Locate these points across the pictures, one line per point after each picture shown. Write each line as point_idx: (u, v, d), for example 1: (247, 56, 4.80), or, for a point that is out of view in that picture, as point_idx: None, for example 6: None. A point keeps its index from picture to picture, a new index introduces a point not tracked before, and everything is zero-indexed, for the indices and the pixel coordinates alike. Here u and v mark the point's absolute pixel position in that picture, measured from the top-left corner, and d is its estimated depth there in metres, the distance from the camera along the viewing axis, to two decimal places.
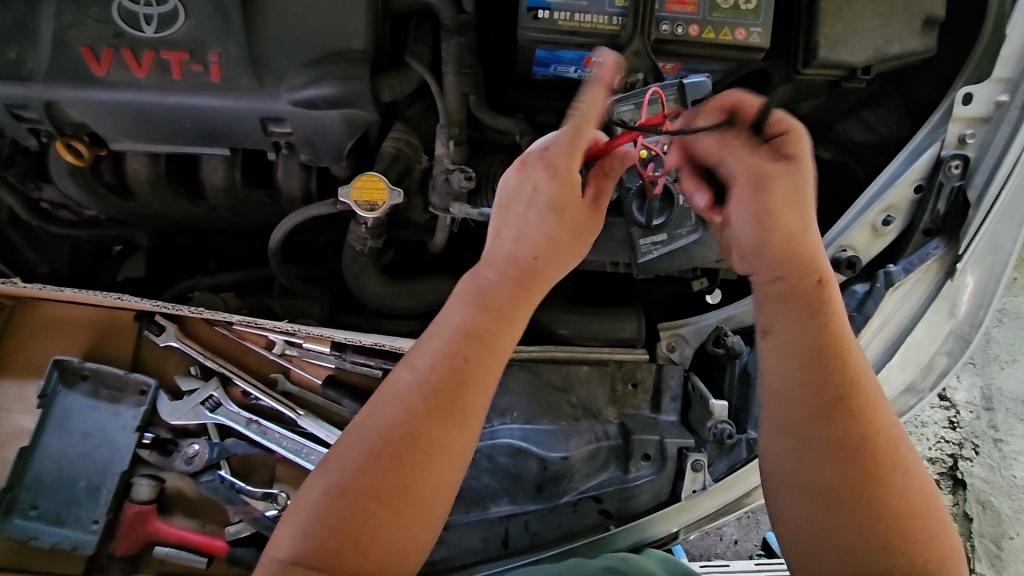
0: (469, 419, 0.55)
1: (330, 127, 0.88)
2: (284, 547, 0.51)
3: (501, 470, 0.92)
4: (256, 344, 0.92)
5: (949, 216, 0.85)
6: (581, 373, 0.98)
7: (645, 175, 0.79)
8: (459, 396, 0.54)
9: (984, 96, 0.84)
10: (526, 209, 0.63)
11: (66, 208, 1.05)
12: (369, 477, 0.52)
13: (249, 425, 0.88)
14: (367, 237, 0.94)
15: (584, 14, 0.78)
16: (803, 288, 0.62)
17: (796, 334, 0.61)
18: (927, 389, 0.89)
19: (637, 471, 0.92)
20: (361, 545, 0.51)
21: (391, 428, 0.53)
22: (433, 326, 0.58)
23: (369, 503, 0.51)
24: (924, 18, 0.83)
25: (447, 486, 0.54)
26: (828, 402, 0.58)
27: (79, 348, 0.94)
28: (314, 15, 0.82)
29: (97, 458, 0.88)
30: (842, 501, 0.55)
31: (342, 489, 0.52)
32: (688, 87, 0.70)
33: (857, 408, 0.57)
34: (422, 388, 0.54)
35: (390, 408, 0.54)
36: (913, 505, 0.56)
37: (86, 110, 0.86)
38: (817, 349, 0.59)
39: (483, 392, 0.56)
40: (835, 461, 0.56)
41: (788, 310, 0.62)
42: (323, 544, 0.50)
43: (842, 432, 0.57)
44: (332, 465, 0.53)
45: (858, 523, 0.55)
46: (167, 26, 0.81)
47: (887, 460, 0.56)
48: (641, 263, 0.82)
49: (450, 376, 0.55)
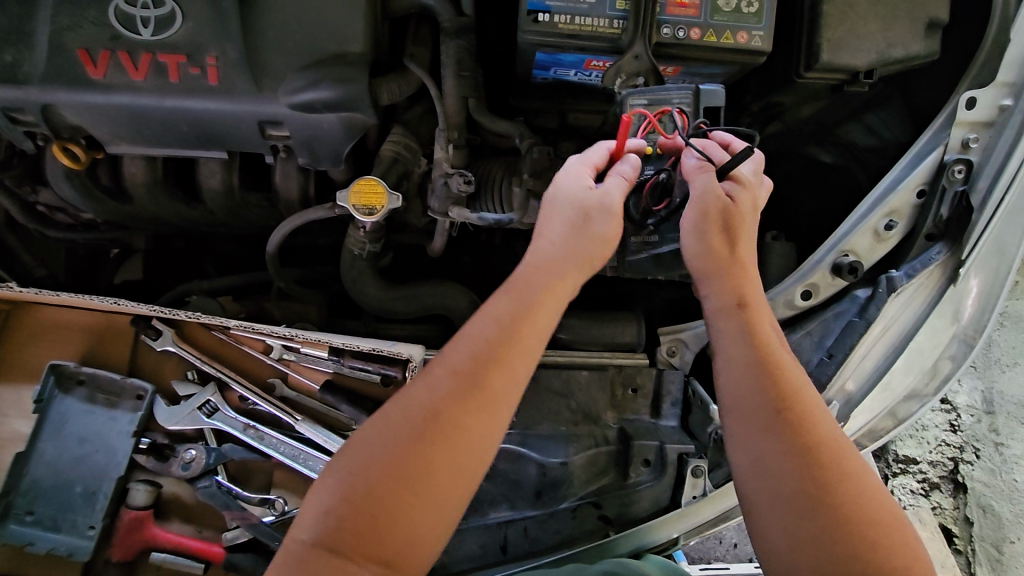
0: (487, 416, 0.55)
1: (329, 130, 0.88)
2: (307, 528, 0.52)
3: (501, 475, 0.92)
4: (254, 348, 0.91)
5: (953, 220, 0.84)
6: (582, 378, 0.97)
7: (647, 174, 0.76)
8: (481, 382, 0.56)
9: (988, 100, 0.83)
10: (558, 209, 0.68)
11: (63, 212, 1.05)
12: (392, 452, 0.53)
13: (247, 430, 0.87)
14: (366, 241, 0.93)
15: (585, 18, 0.78)
16: (735, 308, 0.67)
17: (734, 351, 0.65)
18: (931, 394, 0.90)
19: (638, 477, 0.91)
20: (374, 534, 0.51)
21: (419, 406, 0.55)
22: (473, 323, 0.60)
23: (389, 478, 0.52)
24: (928, 21, 0.82)
25: (459, 484, 0.54)
26: (770, 410, 0.61)
27: (75, 352, 0.93)
28: (312, 17, 0.81)
29: (94, 463, 0.87)
30: (810, 504, 0.56)
31: (363, 468, 0.53)
32: (701, 93, 0.76)
33: (798, 413, 0.60)
34: (450, 368, 0.57)
35: (421, 391, 0.56)
36: (871, 502, 0.57)
37: (82, 113, 0.85)
38: (755, 361, 0.63)
39: (507, 392, 0.57)
40: (792, 467, 0.58)
41: (727, 331, 0.66)
42: (340, 530, 0.51)
43: (792, 436, 0.59)
44: (349, 454, 0.55)
45: (818, 522, 0.55)
46: (165, 28, 0.80)
47: (842, 465, 0.58)
48: (626, 260, 0.80)
49: (474, 372, 0.56)
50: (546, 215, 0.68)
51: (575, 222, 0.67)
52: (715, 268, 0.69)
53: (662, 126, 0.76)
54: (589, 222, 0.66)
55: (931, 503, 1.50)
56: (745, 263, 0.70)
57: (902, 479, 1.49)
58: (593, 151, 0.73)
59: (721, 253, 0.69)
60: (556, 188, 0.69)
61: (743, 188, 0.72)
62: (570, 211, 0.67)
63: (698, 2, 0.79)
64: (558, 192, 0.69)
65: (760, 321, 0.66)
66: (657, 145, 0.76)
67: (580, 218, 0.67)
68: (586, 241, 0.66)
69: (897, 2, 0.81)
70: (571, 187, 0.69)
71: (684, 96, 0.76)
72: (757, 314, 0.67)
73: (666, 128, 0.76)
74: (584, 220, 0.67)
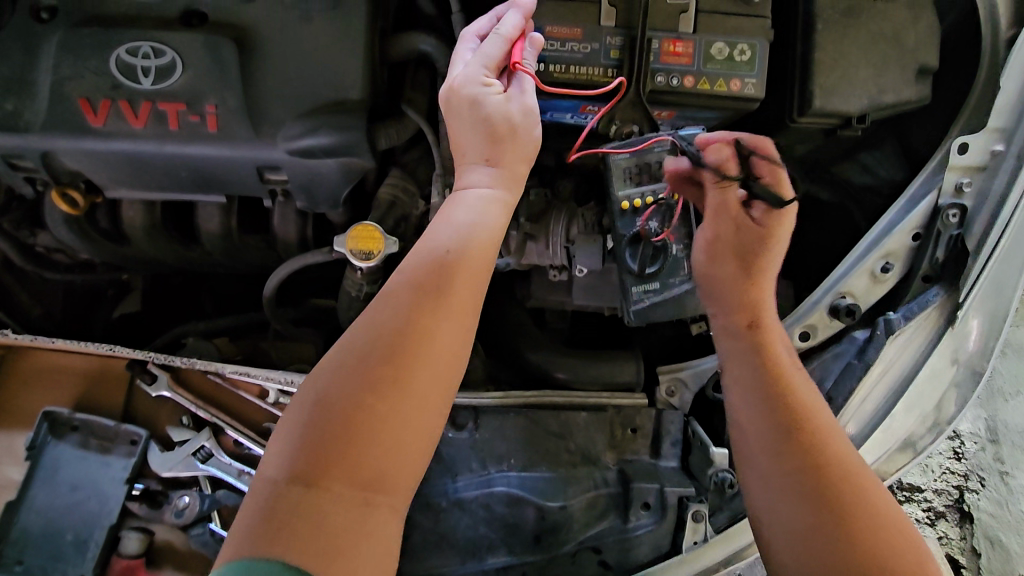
0: (444, 326, 0.57)
1: (327, 175, 0.88)
2: (273, 465, 0.52)
3: (498, 519, 0.90)
4: (249, 392, 0.91)
5: (949, 261, 0.84)
6: (581, 419, 0.97)
7: (640, 224, 0.78)
8: (439, 292, 0.58)
9: (980, 145, 0.83)
10: (463, 122, 0.67)
11: (61, 252, 1.06)
12: (368, 367, 0.54)
13: (241, 476, 0.87)
14: (362, 282, 0.92)
15: (580, 66, 0.80)
16: (746, 328, 0.71)
17: (747, 366, 0.69)
18: (947, 424, 0.88)
19: (637, 521, 0.90)
20: (352, 454, 0.51)
21: (385, 323, 0.57)
22: (416, 251, 0.61)
23: (369, 391, 0.53)
24: (918, 68, 0.83)
25: (425, 417, 0.55)
26: (773, 426, 0.65)
27: (70, 397, 0.93)
28: (312, 66, 0.82)
29: (86, 510, 0.86)
30: (811, 519, 0.59)
31: (342, 390, 0.54)
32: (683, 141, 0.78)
33: (802, 427, 0.63)
34: (413, 282, 0.59)
35: (378, 316, 0.57)
36: (872, 512, 0.58)
37: (82, 159, 0.86)
38: (760, 378, 0.68)
39: (455, 321, 0.58)
40: (791, 479, 0.61)
41: (734, 349, 0.71)
42: (310, 462, 0.51)
43: (793, 450, 0.62)
44: (305, 399, 0.55)
45: (834, 518, 0.58)
46: (165, 77, 0.82)
47: (846, 481, 0.60)
48: (635, 311, 0.78)
49: (424, 300, 0.58)
50: (463, 126, 0.67)
51: (500, 132, 0.66)
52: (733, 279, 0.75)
53: (649, 175, 0.79)
54: (500, 138, 0.66)
55: (939, 534, 1.47)
56: (770, 250, 0.73)
57: (907, 509, 1.47)
58: (490, 47, 0.69)
59: (740, 262, 0.74)
60: (465, 97, 0.67)
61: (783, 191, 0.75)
62: (487, 120, 0.66)
63: (691, 51, 0.80)
64: (468, 101, 0.66)
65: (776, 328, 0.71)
66: (648, 195, 0.78)
67: (510, 125, 0.66)
68: (518, 143, 0.67)
69: (889, 50, 0.82)
70: (482, 94, 0.66)
71: (665, 144, 0.79)
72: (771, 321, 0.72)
73: (653, 177, 0.79)
74: (511, 126, 0.66)
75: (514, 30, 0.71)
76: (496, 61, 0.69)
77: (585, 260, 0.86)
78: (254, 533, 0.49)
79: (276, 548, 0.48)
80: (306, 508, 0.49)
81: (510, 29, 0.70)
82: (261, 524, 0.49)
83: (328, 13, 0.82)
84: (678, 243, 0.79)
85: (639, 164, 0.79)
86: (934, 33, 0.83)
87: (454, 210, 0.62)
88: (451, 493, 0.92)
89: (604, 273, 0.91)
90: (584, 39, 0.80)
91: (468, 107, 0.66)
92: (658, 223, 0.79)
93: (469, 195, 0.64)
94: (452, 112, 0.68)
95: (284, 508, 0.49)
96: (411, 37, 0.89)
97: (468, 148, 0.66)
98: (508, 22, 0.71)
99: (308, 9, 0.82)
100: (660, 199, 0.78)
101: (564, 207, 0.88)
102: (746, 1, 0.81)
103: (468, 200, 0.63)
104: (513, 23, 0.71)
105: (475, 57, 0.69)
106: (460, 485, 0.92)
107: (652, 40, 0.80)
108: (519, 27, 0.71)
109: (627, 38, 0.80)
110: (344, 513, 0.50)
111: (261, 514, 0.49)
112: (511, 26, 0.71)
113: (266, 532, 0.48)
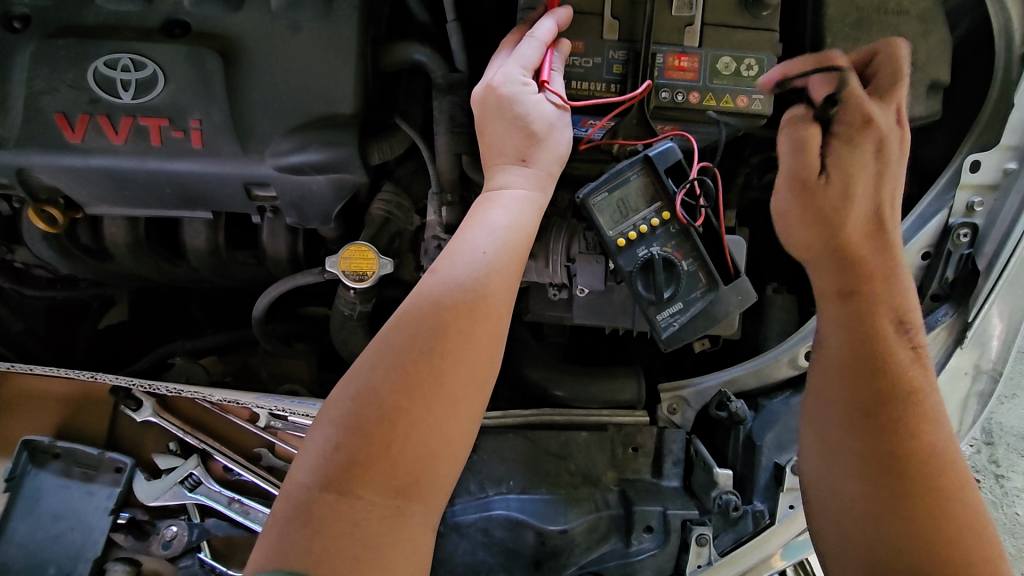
0: (479, 333, 0.54)
1: (317, 192, 0.85)
2: (306, 468, 0.50)
3: (497, 544, 0.84)
4: (239, 417, 0.87)
5: (959, 282, 0.82)
6: (581, 439, 0.91)
7: (642, 254, 0.76)
8: (476, 302, 0.55)
9: (993, 163, 0.81)
10: (498, 123, 0.66)
11: (42, 268, 1.01)
12: (399, 377, 0.52)
13: (231, 504, 0.84)
14: (355, 301, 0.89)
15: (582, 81, 0.78)
16: (840, 296, 0.67)
17: (838, 343, 0.66)
18: (968, 432, 0.85)
19: (639, 545, 0.84)
20: (384, 466, 0.50)
21: (417, 331, 0.53)
22: (449, 249, 0.59)
23: (400, 401, 0.51)
24: (929, 83, 0.81)
25: (458, 417, 0.53)
26: (871, 416, 0.61)
27: (53, 422, 0.91)
28: (301, 78, 0.78)
29: (69, 542, 0.83)
30: (896, 511, 0.57)
31: (370, 395, 0.51)
32: (654, 160, 0.75)
33: (903, 417, 0.60)
34: (450, 290, 0.55)
35: (416, 319, 0.54)
36: (957, 504, 0.57)
37: (59, 175, 0.82)
38: (856, 361, 0.64)
39: (491, 321, 0.56)
40: (874, 474, 0.59)
41: (829, 318, 0.68)
42: (342, 468, 0.49)
43: (890, 442, 0.59)
44: (337, 401, 0.52)
45: (914, 530, 0.56)
46: (145, 92, 0.78)
47: (941, 475, 0.58)
48: (665, 338, 0.76)
49: (455, 296, 0.55)
50: (498, 126, 0.66)
51: (538, 132, 0.65)
52: (827, 257, 0.68)
53: (633, 205, 0.76)
54: (537, 143, 0.65)
55: None
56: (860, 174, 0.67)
57: None
58: (526, 49, 0.68)
59: (827, 244, 0.68)
60: (504, 97, 0.66)
61: (884, 106, 0.67)
62: (525, 121, 0.65)
63: (696, 66, 0.78)
64: (508, 101, 0.66)
65: (882, 317, 0.64)
66: (641, 225, 0.76)
67: (545, 127, 0.66)
68: (553, 144, 0.67)
69: None
70: (521, 94, 0.66)
71: (637, 168, 0.76)
72: (869, 305, 0.65)
73: (637, 205, 0.76)
74: (548, 130, 0.67)
75: (547, 36, 0.71)
76: (534, 64, 0.68)
77: (586, 280, 0.84)
78: (291, 542, 0.48)
79: (310, 559, 0.47)
80: (339, 516, 0.48)
81: (546, 38, 0.70)
82: (297, 532, 0.48)
83: (318, 21, 0.78)
84: (686, 259, 0.76)
85: (619, 198, 0.76)
86: (945, 48, 0.81)
87: (488, 213, 0.61)
88: (449, 518, 0.86)
89: (608, 293, 0.89)
90: (586, 53, 0.78)
91: (507, 108, 0.65)
92: (660, 247, 0.76)
93: (505, 195, 0.63)
94: (488, 111, 0.66)
95: (319, 516, 0.48)
96: (406, 46, 0.86)
97: (505, 148, 0.65)
98: (541, 28, 0.71)
99: (296, 19, 0.78)
100: (654, 224, 0.76)
101: (566, 223, 0.84)
102: (755, 14, 0.79)
103: (505, 200, 0.62)
104: (547, 30, 0.71)
105: (512, 58, 0.68)
106: (457, 507, 0.86)
107: (655, 56, 0.78)
108: (552, 35, 0.71)
109: (629, 52, 0.78)
110: (375, 520, 0.49)
111: (296, 521, 0.48)
112: (546, 33, 0.71)
113: (301, 540, 0.48)
